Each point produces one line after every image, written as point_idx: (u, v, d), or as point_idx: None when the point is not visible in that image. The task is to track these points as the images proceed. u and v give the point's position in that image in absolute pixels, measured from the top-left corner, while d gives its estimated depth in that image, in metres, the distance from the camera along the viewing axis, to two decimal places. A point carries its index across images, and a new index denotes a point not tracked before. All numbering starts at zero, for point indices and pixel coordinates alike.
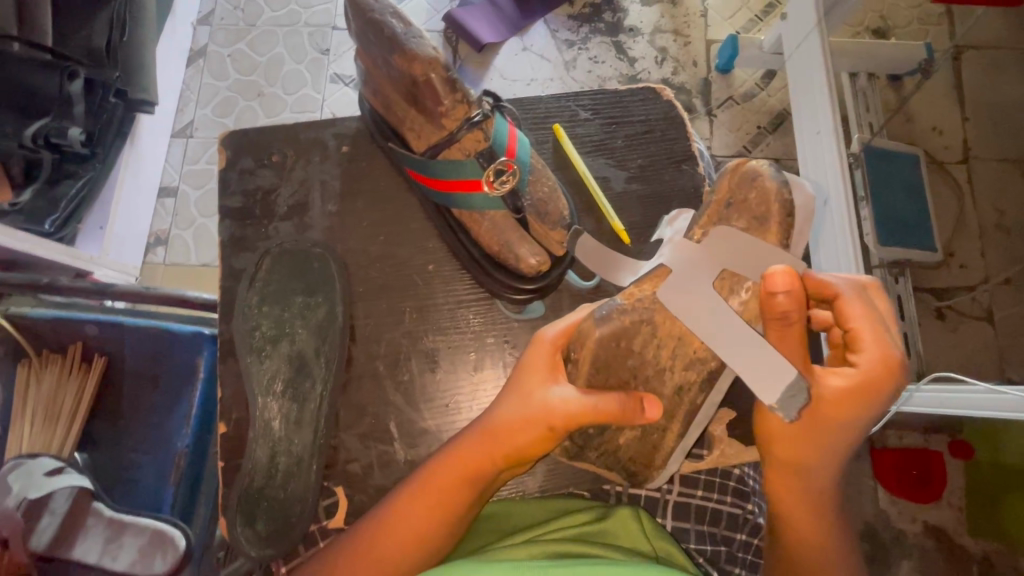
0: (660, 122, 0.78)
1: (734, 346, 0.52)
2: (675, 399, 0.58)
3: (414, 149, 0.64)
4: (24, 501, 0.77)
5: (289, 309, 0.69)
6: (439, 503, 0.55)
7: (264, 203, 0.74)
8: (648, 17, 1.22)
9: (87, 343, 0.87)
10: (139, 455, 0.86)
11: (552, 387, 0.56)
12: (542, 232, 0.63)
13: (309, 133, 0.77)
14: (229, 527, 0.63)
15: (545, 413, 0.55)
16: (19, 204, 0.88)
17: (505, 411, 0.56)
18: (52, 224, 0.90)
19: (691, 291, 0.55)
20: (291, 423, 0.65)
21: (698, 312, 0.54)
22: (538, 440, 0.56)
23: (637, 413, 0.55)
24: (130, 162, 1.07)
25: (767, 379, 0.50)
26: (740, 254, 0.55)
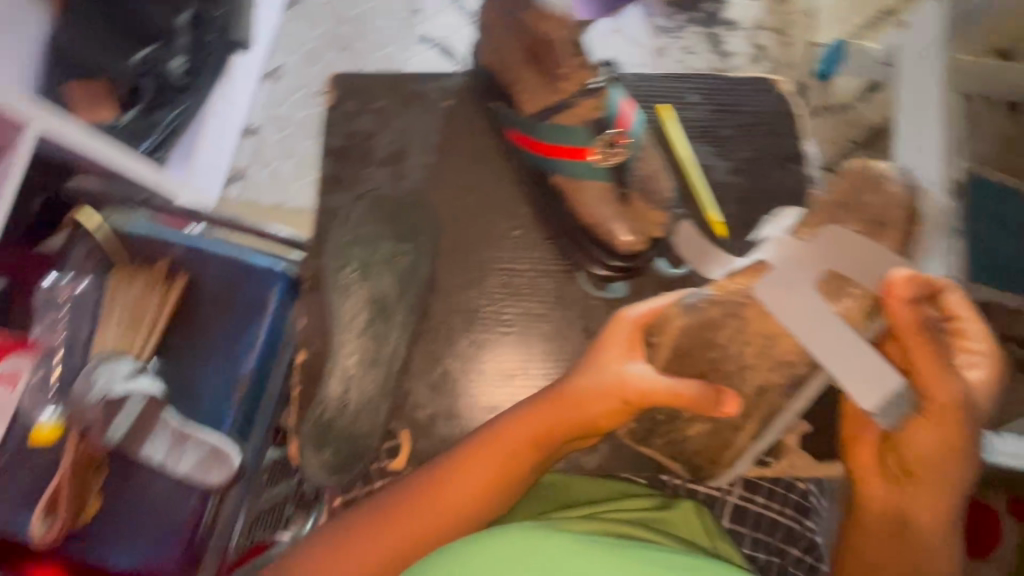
0: (771, 115, 0.75)
1: (832, 349, 0.46)
2: (754, 401, 0.57)
3: (524, 110, 0.64)
4: (104, 398, 0.71)
5: (377, 252, 0.70)
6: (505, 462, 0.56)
7: (364, 146, 0.76)
8: (751, 11, 1.12)
9: (176, 261, 0.82)
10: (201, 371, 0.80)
11: (630, 362, 0.57)
12: (642, 210, 0.62)
13: (413, 83, 0.77)
14: (300, 451, 0.65)
15: (617, 385, 0.56)
16: (120, 124, 0.84)
17: (578, 379, 0.58)
18: (149, 146, 0.89)
19: (792, 286, 0.49)
20: (366, 363, 0.66)
21: (796, 310, 0.48)
22: (609, 412, 0.56)
23: (713, 402, 0.53)
24: (224, 89, 1.02)
25: (865, 386, 0.45)
26: (847, 254, 0.50)
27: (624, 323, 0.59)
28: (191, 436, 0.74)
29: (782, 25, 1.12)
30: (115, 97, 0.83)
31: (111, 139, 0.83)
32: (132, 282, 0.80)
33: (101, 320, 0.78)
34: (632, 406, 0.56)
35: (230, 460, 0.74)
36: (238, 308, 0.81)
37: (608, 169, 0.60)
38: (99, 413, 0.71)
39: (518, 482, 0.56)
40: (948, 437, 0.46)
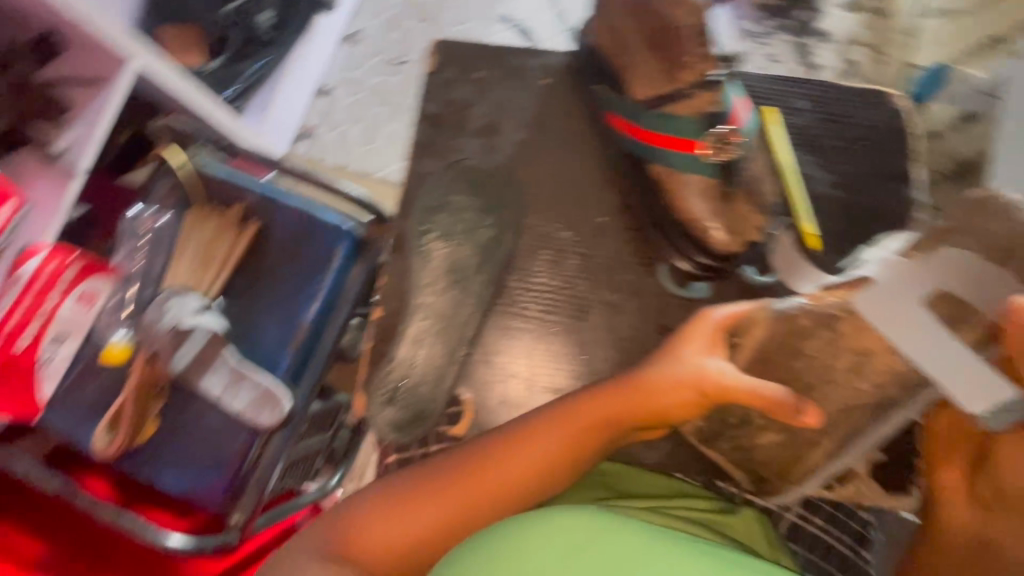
0: (884, 130, 0.71)
1: (941, 364, 0.43)
2: (837, 417, 0.55)
3: (633, 96, 0.62)
4: (174, 329, 0.69)
5: (462, 221, 0.71)
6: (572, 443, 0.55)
7: (459, 115, 0.76)
8: (852, 26, 0.90)
9: (250, 205, 0.77)
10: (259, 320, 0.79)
11: (710, 358, 0.55)
12: (742, 211, 0.60)
13: (514, 57, 0.77)
14: (366, 405, 0.67)
15: (696, 378, 0.54)
16: (205, 71, 0.85)
17: (656, 367, 0.56)
18: (231, 93, 0.89)
19: (896, 298, 0.46)
20: (439, 327, 0.69)
21: (901, 323, 0.45)
22: (684, 404, 0.55)
23: (795, 411, 0.52)
24: (307, 42, 0.99)
25: (979, 399, 0.42)
26: (967, 274, 0.44)
27: (709, 318, 0.58)
28: (249, 376, 0.70)
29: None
30: (203, 43, 0.84)
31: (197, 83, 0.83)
32: (208, 220, 0.77)
33: (174, 254, 0.75)
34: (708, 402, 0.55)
35: (281, 405, 0.68)
36: (302, 263, 0.74)
37: (714, 166, 0.59)
38: (168, 338, 0.69)
39: (581, 461, 0.55)
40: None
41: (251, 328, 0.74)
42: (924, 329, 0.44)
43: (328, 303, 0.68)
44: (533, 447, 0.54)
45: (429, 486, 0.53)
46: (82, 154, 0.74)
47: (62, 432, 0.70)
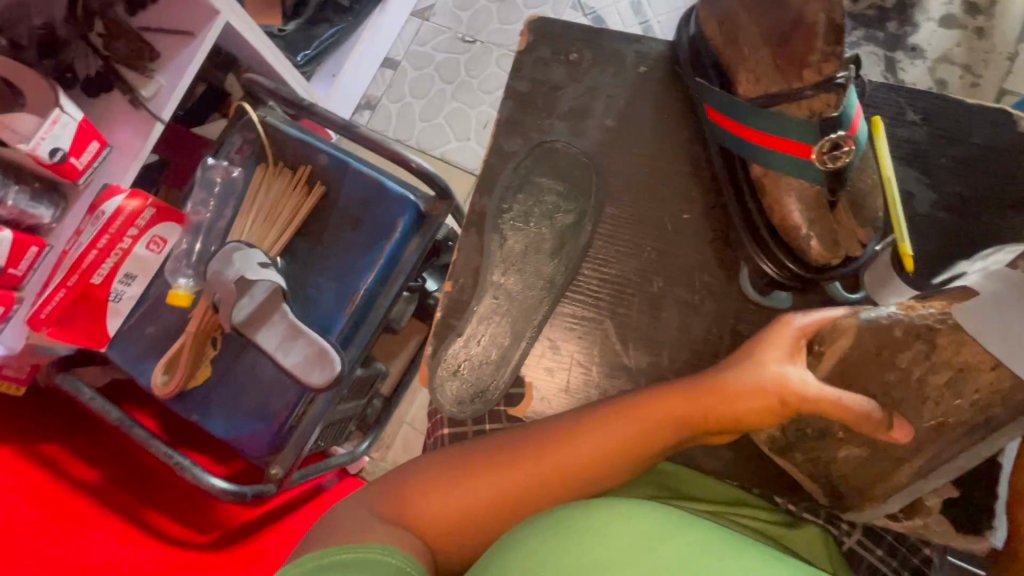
0: (1000, 152, 0.67)
1: None
2: (929, 436, 0.50)
3: (740, 94, 0.60)
4: (240, 278, 0.76)
5: (543, 204, 0.70)
6: (636, 441, 0.53)
7: (549, 96, 0.75)
8: (941, 41, 0.96)
9: (315, 169, 0.86)
10: (323, 278, 0.84)
11: (791, 364, 0.51)
12: (846, 224, 0.58)
13: (610, 42, 0.75)
14: (430, 376, 0.68)
15: (774, 387, 0.50)
16: (284, 32, 1.06)
17: (727, 371, 0.53)
18: (302, 58, 1.09)
19: (1004, 311, 0.44)
20: (508, 307, 0.68)
21: (1012, 336, 0.43)
22: (756, 412, 0.51)
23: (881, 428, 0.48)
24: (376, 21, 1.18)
25: None
26: None
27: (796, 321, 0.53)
28: (302, 333, 0.77)
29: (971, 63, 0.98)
30: None
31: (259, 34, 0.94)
32: (274, 183, 0.86)
33: (242, 212, 0.84)
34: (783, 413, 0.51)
35: (332, 364, 0.76)
36: (368, 227, 0.83)
37: (826, 173, 0.56)
38: (231, 288, 0.76)
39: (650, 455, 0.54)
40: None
41: (309, 289, 0.84)
42: None
43: (386, 267, 0.83)
44: (596, 435, 0.53)
45: (487, 458, 0.53)
46: (166, 105, 0.84)
47: (125, 367, 0.81)
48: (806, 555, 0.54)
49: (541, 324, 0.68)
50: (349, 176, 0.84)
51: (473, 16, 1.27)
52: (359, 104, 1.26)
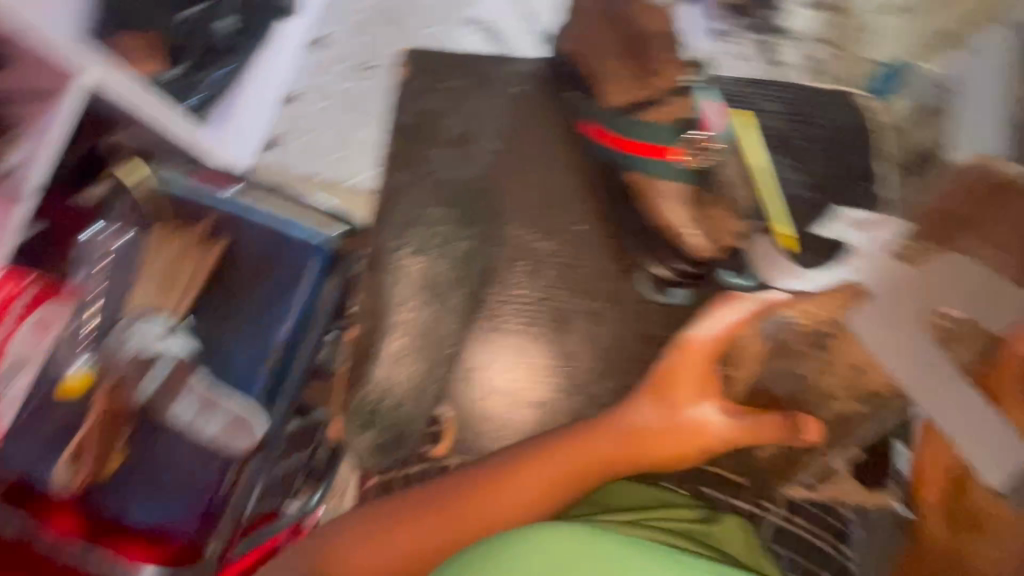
0: (851, 131, 0.71)
1: (934, 386, 0.56)
2: (834, 428, 0.63)
3: (605, 102, 0.62)
4: (141, 355, 0.62)
5: (439, 235, 0.70)
6: (560, 482, 0.56)
7: (430, 125, 0.74)
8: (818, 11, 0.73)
9: (220, 217, 0.66)
10: (231, 345, 0.64)
11: (702, 405, 0.60)
12: (717, 216, 0.62)
13: (485, 64, 0.74)
14: (344, 431, 0.68)
15: (693, 430, 0.60)
16: (165, 80, 0.64)
17: (647, 416, 0.60)
18: (197, 101, 0.67)
19: (895, 320, 0.59)
20: (417, 344, 0.68)
21: (901, 347, 0.58)
22: (681, 451, 0.60)
23: (795, 435, 0.62)
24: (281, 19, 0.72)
25: (978, 439, 0.53)
26: (943, 283, 0.58)
27: (699, 352, 0.62)
28: (219, 402, 0.62)
29: None
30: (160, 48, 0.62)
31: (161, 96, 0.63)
32: (170, 237, 0.66)
33: (133, 272, 0.65)
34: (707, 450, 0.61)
35: (253, 431, 0.61)
36: (274, 283, 0.64)
37: (691, 171, 0.60)
38: (130, 367, 0.62)
39: (580, 491, 0.56)
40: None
41: (214, 356, 0.64)
42: (917, 353, 0.57)
43: (303, 313, 0.63)
44: (526, 484, 0.56)
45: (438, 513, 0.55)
46: (31, 169, 0.58)
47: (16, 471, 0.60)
48: (732, 550, 0.54)
49: (453, 356, 0.68)
50: (251, 223, 0.66)
51: None
52: None
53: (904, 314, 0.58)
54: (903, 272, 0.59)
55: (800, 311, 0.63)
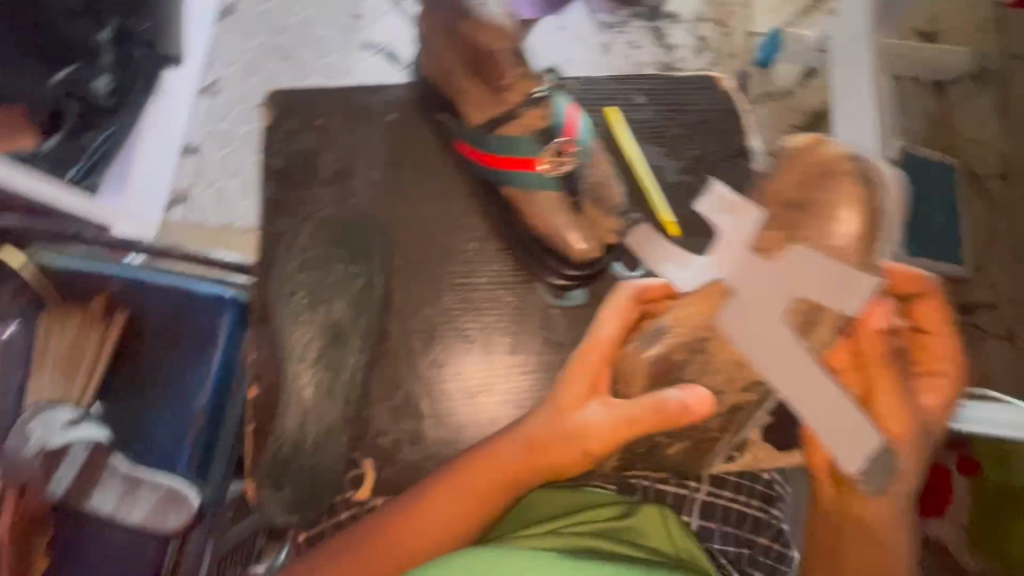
0: (717, 111, 0.75)
1: (796, 369, 0.55)
2: (731, 417, 0.65)
3: (470, 121, 0.63)
4: (44, 449, 0.67)
5: (328, 276, 0.68)
6: (475, 498, 0.55)
7: (307, 166, 0.72)
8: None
9: (114, 295, 0.75)
10: (153, 417, 0.73)
11: (588, 407, 0.57)
12: (594, 218, 0.63)
13: (355, 96, 0.74)
14: (256, 491, 0.64)
15: (581, 434, 0.56)
16: (42, 152, 0.80)
17: (538, 424, 0.58)
18: (75, 173, 0.85)
19: (755, 307, 0.58)
20: (323, 392, 0.65)
21: (763, 335, 0.57)
22: (575, 458, 0.56)
23: (684, 407, 0.56)
24: (157, 97, 0.97)
25: (842, 423, 0.52)
26: (805, 271, 0.57)
27: (590, 357, 0.59)
28: (144, 479, 0.68)
29: None
30: (36, 122, 0.80)
31: (32, 171, 0.80)
32: (65, 324, 0.74)
33: (35, 364, 0.71)
34: (603, 452, 0.56)
35: (187, 503, 0.68)
36: (185, 346, 0.74)
37: (555, 179, 0.61)
38: (38, 467, 0.66)
39: (496, 505, 0.55)
40: (943, 394, 0.53)
41: (134, 431, 0.72)
42: (784, 342, 0.56)
43: (220, 378, 0.73)
44: (439, 509, 0.55)
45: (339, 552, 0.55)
46: None
47: None
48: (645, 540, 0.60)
49: (361, 398, 0.67)
50: (150, 296, 0.75)
51: None
52: None
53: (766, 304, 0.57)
54: (764, 270, 0.59)
55: (674, 314, 0.61)
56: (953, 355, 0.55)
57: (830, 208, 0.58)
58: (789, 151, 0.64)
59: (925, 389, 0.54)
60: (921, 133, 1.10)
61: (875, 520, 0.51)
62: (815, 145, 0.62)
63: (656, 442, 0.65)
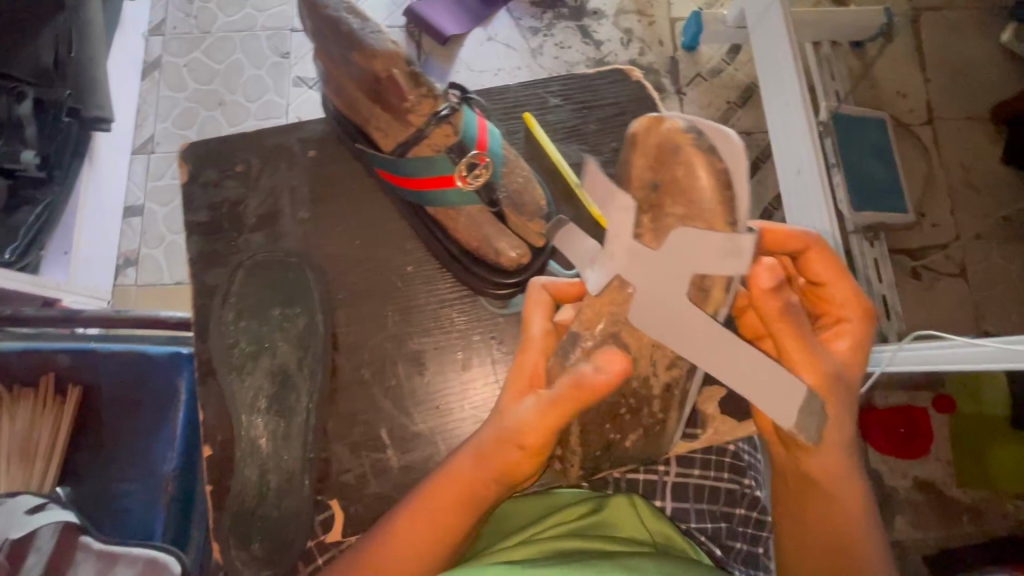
0: (631, 103, 0.77)
1: (721, 354, 0.45)
2: (669, 396, 0.54)
3: (382, 149, 0.64)
4: (5, 543, 0.65)
5: (267, 322, 0.67)
6: (442, 523, 0.54)
7: (233, 215, 0.72)
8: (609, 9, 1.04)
9: (60, 374, 0.79)
10: (125, 483, 0.76)
11: (520, 401, 0.50)
12: (520, 224, 0.64)
13: (273, 138, 0.74)
14: (224, 550, 0.63)
15: (511, 430, 0.49)
16: None
17: (482, 433, 0.53)
18: (12, 252, 0.93)
19: (660, 300, 0.47)
20: (278, 439, 0.64)
21: (676, 326, 0.47)
22: (516, 460, 0.50)
23: (603, 381, 0.46)
24: (90, 180, 1.13)
25: (777, 399, 0.45)
26: (691, 252, 0.46)
27: (525, 358, 0.52)
28: (119, 555, 0.68)
29: (642, 7, 1.33)
30: None
31: None
32: (17, 413, 0.77)
33: None
34: (539, 445, 0.49)
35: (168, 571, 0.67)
36: (146, 409, 0.77)
37: (474, 192, 0.63)
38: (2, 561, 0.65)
39: (461, 523, 0.54)
40: (855, 341, 0.51)
41: (111, 497, 0.76)
42: (695, 329, 0.46)
43: (186, 438, 0.77)
44: (410, 534, 0.54)
45: None
46: None
47: None
48: (617, 532, 0.60)
49: (314, 444, 0.64)
50: (103, 368, 0.78)
51: (201, 128, 1.29)
52: (119, 264, 1.21)
53: (668, 296, 0.47)
54: (645, 260, 0.48)
55: (580, 320, 0.51)
56: (851, 297, 0.52)
57: (688, 179, 0.46)
58: (630, 137, 0.51)
59: (834, 339, 0.51)
60: (845, 90, 1.15)
61: (824, 473, 0.51)
62: (655, 118, 0.49)
63: (609, 438, 0.57)
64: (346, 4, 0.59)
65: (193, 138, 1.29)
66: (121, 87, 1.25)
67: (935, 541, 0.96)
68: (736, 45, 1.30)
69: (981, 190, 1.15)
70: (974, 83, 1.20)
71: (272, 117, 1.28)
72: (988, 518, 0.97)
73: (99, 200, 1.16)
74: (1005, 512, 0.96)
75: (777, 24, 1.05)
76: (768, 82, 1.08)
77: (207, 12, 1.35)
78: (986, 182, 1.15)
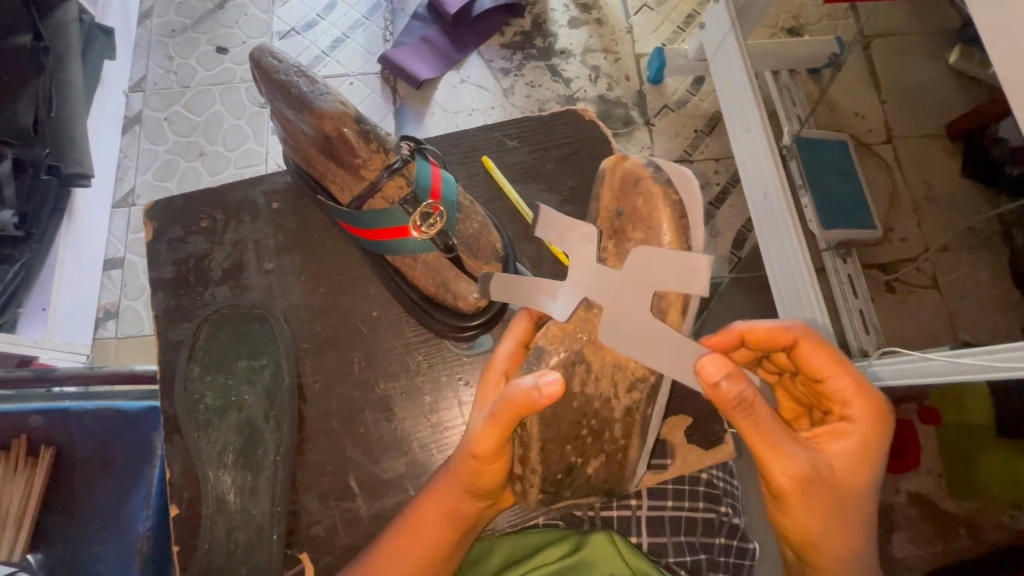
0: (587, 142, 0.79)
1: (662, 353, 0.51)
2: (628, 421, 0.56)
3: (341, 202, 0.66)
4: None
5: (233, 375, 0.68)
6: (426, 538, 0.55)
7: (199, 269, 0.73)
8: None
9: (32, 435, 0.78)
10: (96, 547, 0.74)
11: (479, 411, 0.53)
12: (476, 266, 0.66)
13: (239, 194, 0.76)
14: None
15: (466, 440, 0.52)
16: None
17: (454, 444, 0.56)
18: None
19: (630, 321, 0.52)
20: (246, 493, 0.63)
21: (637, 336, 0.52)
22: (468, 469, 0.53)
23: (534, 396, 0.46)
24: (69, 236, 1.13)
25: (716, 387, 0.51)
26: (658, 268, 0.52)
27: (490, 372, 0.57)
28: None
29: (606, 44, 1.39)
30: None
31: None
32: None
33: None
34: (485, 454, 0.51)
35: None
36: (118, 467, 0.76)
37: (430, 241, 0.65)
38: None
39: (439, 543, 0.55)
40: (861, 448, 0.50)
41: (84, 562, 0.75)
42: (652, 337, 0.52)
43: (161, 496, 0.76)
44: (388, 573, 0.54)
45: None
46: None
47: None
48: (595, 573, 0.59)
49: (284, 498, 0.63)
50: (76, 427, 0.77)
51: (181, 179, 1.32)
52: (99, 317, 1.22)
53: (637, 310, 0.52)
54: (612, 276, 0.54)
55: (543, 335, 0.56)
56: (864, 389, 0.51)
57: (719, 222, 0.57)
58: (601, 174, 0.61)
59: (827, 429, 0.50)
60: (806, 113, 1.19)
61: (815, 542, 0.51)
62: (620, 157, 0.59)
63: (570, 463, 0.56)
64: (297, 70, 0.62)
65: (174, 187, 1.31)
66: (101, 144, 1.27)
67: (931, 557, 0.93)
68: (699, 76, 1.36)
69: (943, 203, 1.19)
70: (923, 105, 1.25)
71: (251, 165, 1.31)
72: (984, 530, 0.93)
73: (79, 254, 1.16)
74: (1000, 522, 0.94)
75: (733, 54, 1.10)
76: (730, 112, 1.12)
77: (186, 67, 1.39)
78: (948, 195, 1.19)
